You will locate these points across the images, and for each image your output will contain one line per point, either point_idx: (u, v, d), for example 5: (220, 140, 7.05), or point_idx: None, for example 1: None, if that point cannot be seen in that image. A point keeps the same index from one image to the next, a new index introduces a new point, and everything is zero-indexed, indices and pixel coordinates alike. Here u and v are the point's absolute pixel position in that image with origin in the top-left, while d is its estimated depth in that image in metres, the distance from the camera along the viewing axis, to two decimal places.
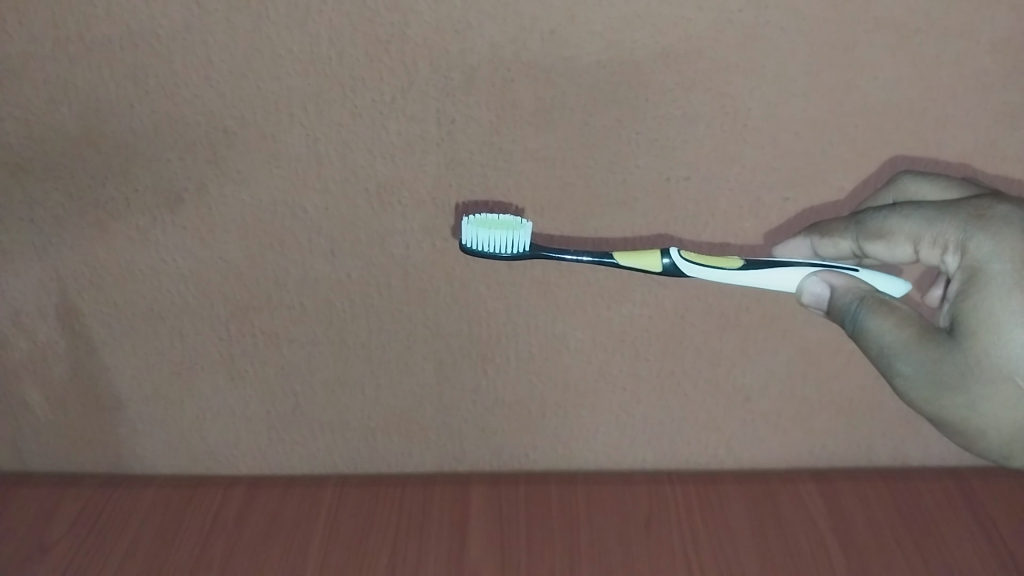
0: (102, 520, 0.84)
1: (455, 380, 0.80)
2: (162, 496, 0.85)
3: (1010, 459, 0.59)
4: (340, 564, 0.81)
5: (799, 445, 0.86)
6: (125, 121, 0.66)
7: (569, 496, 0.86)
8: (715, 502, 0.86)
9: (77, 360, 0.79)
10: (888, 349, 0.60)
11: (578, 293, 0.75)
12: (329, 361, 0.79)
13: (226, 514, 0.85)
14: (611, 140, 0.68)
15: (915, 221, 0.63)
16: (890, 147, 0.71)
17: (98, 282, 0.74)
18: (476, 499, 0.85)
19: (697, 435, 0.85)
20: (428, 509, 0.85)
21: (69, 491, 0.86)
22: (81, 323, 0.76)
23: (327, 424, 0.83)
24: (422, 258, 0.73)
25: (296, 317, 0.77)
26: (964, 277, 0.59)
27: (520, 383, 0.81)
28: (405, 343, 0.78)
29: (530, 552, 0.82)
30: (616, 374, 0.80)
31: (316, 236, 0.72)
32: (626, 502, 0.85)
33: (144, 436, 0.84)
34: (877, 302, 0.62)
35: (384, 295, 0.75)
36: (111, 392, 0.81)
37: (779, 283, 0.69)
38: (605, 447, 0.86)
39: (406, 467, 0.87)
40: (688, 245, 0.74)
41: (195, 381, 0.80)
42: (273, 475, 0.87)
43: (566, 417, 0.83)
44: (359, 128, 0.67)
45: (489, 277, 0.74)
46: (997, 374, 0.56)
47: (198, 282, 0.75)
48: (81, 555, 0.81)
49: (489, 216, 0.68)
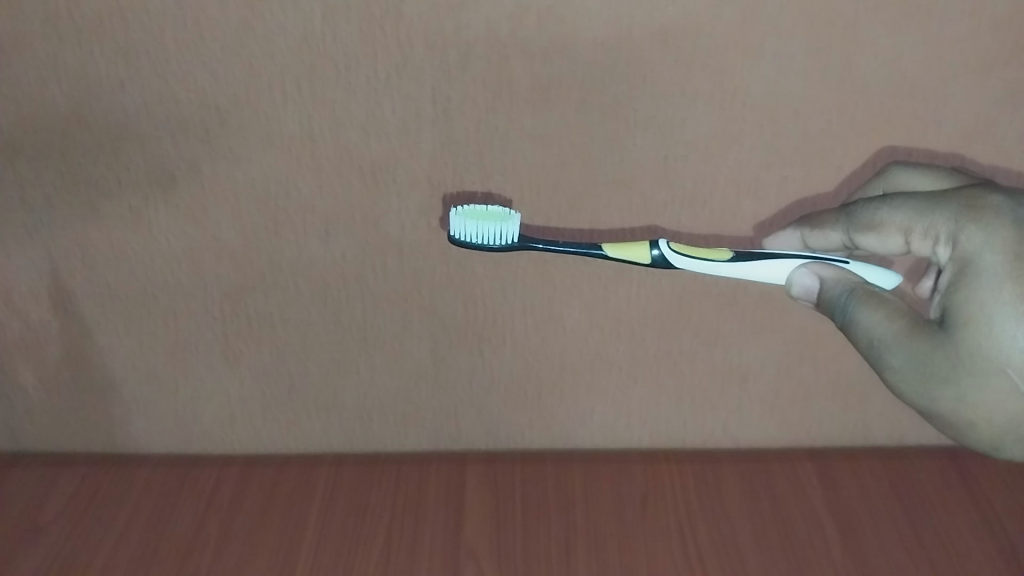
0: (96, 501, 0.83)
1: (450, 361, 0.80)
2: (156, 477, 0.85)
3: (1002, 450, 0.59)
4: (336, 541, 0.80)
5: (795, 425, 0.86)
6: (118, 100, 0.66)
7: (566, 476, 0.86)
8: (711, 482, 0.86)
9: (69, 340, 0.78)
10: (879, 341, 0.60)
11: (573, 277, 0.75)
12: (324, 342, 0.79)
13: (221, 493, 0.84)
14: (608, 119, 0.68)
15: (905, 211, 0.64)
16: (888, 131, 0.70)
17: (91, 262, 0.74)
18: (472, 478, 0.85)
19: (693, 416, 0.85)
20: (424, 489, 0.84)
21: (62, 471, 0.85)
22: (73, 303, 0.76)
23: (323, 404, 0.83)
24: (418, 238, 0.73)
25: (291, 297, 0.76)
26: (955, 268, 0.59)
27: (516, 363, 0.80)
28: (401, 324, 0.78)
29: (527, 530, 0.81)
30: (613, 355, 0.80)
31: (311, 217, 0.72)
32: (623, 481, 0.85)
33: (138, 416, 0.83)
34: (867, 293, 0.63)
35: (380, 276, 0.75)
36: (104, 372, 0.80)
37: (768, 274, 0.69)
38: (601, 428, 0.86)
39: (401, 447, 0.87)
40: (683, 231, 0.74)
41: (189, 361, 0.80)
42: (268, 456, 0.87)
43: (563, 398, 0.83)
44: (354, 107, 0.66)
45: (483, 262, 0.74)
46: (987, 366, 0.55)
47: (191, 262, 0.74)
48: (75, 534, 0.81)
49: (477, 207, 0.68)
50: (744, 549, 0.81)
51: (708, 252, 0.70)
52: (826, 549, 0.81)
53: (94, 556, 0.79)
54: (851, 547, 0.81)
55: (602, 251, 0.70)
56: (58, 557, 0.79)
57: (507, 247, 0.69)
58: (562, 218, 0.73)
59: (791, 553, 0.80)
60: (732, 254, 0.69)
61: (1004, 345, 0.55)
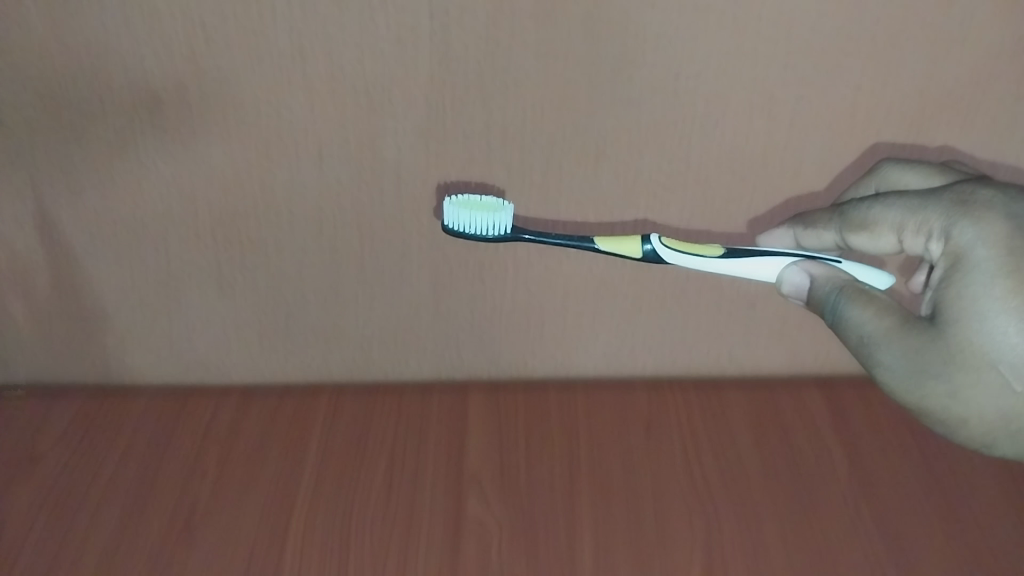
0: (92, 431, 0.82)
1: (451, 289, 0.78)
2: (153, 407, 0.84)
3: (996, 450, 0.56)
4: (338, 468, 0.80)
5: (801, 350, 0.85)
6: (114, 45, 0.63)
7: (569, 403, 0.85)
8: (716, 410, 0.85)
9: (57, 269, 0.76)
10: (869, 337, 0.57)
11: (564, 269, 0.77)
12: (321, 270, 0.77)
13: (219, 423, 0.83)
14: (616, 35, 0.64)
15: (894, 210, 0.61)
16: (886, 119, 0.71)
17: (75, 189, 0.71)
18: (475, 406, 0.84)
19: (699, 341, 0.84)
20: (427, 416, 0.83)
21: (57, 403, 0.84)
22: (59, 231, 0.73)
23: (321, 332, 0.81)
24: (416, 162, 0.70)
25: (286, 224, 0.74)
26: (947, 263, 0.56)
27: (518, 290, 0.78)
28: (400, 253, 0.76)
29: (531, 456, 0.80)
30: (618, 280, 0.78)
31: (304, 142, 0.69)
32: (627, 408, 0.85)
33: (132, 344, 0.82)
34: (854, 294, 0.60)
35: (377, 202, 0.72)
36: (95, 301, 0.78)
37: (761, 273, 0.68)
38: (605, 355, 0.84)
39: (402, 375, 0.85)
40: (672, 224, 0.75)
41: (182, 290, 0.78)
42: (267, 384, 0.86)
43: (566, 325, 0.82)
44: (346, 25, 0.63)
45: (477, 250, 0.75)
46: (981, 361, 0.53)
47: (181, 188, 0.71)
48: (71, 466, 0.79)
49: (472, 198, 0.68)
50: (749, 475, 0.80)
51: (700, 247, 0.69)
52: (832, 474, 0.81)
53: (92, 487, 0.78)
54: (857, 473, 0.81)
55: (594, 243, 0.70)
56: (54, 489, 0.77)
57: (500, 237, 0.69)
58: (563, 214, 0.73)
59: (798, 477, 0.80)
60: (724, 251, 0.68)
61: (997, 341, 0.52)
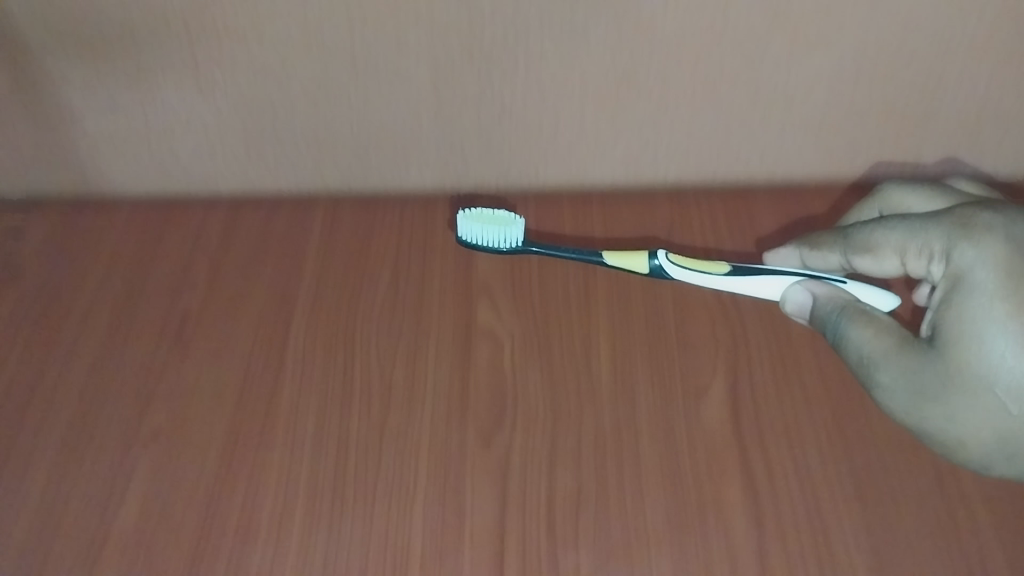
0: (92, 282, 0.84)
1: (487, 131, 0.82)
2: (154, 257, 0.86)
3: (991, 469, 0.63)
4: (368, 327, 0.80)
5: (811, 156, 0.87)
6: None
7: (555, 265, 0.85)
8: (718, 227, 0.89)
9: (92, 86, 0.77)
10: (869, 358, 0.67)
11: (604, 122, 0.82)
12: (348, 113, 0.80)
13: (222, 265, 0.85)
14: None
15: (895, 230, 0.72)
16: (885, 89, 0.80)
17: (125, 26, 0.72)
18: (484, 271, 0.85)
19: (713, 164, 0.88)
20: (425, 263, 0.85)
21: (73, 252, 0.86)
22: (99, 55, 0.74)
23: (354, 151, 0.84)
24: (477, 18, 0.72)
25: (339, 65, 0.76)
26: (949, 286, 0.65)
27: (566, 128, 0.83)
28: (434, 105, 0.79)
29: (547, 327, 0.80)
30: (637, 112, 0.81)
31: (366, 18, 0.72)
32: (618, 286, 0.84)
33: (166, 154, 0.84)
34: (858, 309, 0.70)
35: (453, 55, 0.75)
36: (126, 114, 0.79)
37: (763, 288, 0.80)
38: (623, 162, 0.87)
39: (410, 181, 0.88)
40: (689, 135, 0.84)
41: (205, 116, 0.80)
42: (266, 192, 0.89)
43: (591, 151, 0.86)
44: None
45: (494, 96, 0.78)
46: (978, 386, 0.61)
47: (251, 34, 0.73)
48: (85, 327, 0.80)
49: (483, 213, 0.85)
50: (762, 349, 0.79)
51: (705, 265, 0.81)
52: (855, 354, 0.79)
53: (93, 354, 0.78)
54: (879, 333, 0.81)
55: (602, 258, 0.83)
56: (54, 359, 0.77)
57: (511, 248, 0.85)
58: (606, 206, 0.90)
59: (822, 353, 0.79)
60: (729, 269, 0.81)
61: (1005, 354, 0.60)
